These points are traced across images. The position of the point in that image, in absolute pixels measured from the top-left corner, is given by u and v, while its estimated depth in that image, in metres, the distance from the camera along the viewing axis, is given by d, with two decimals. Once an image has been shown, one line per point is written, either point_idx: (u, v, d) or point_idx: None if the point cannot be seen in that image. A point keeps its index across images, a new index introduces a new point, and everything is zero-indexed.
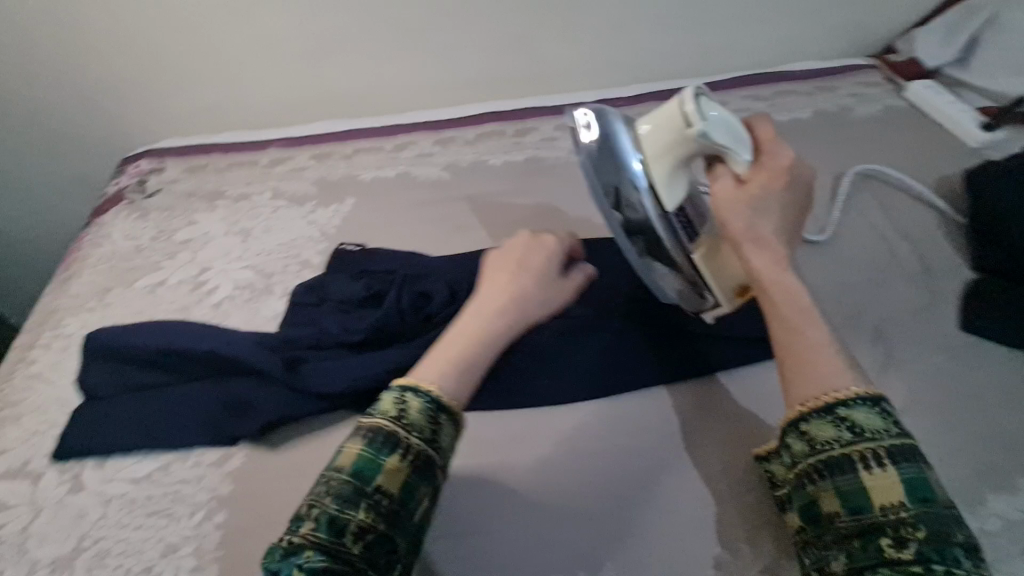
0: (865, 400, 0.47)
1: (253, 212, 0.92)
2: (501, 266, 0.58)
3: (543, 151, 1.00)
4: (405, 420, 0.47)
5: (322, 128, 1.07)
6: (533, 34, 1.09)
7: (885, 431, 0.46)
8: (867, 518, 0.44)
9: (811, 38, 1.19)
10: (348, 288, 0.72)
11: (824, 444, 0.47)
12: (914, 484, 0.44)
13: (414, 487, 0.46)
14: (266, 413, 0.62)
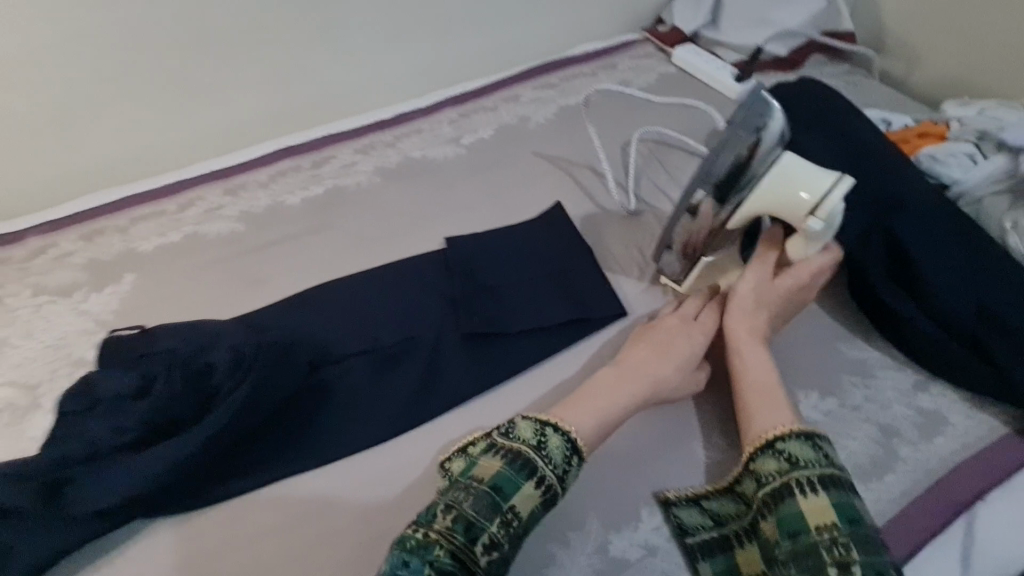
0: (798, 435, 0.54)
1: (8, 317, 0.79)
2: (653, 345, 0.65)
3: (343, 179, 0.95)
4: (543, 456, 0.54)
5: (89, 202, 0.95)
6: (311, 61, 1.05)
7: (817, 461, 0.53)
8: (802, 537, 0.49)
9: (587, 22, 1.26)
10: (110, 378, 0.62)
11: (768, 473, 0.54)
12: (841, 507, 0.49)
13: (536, 518, 0.53)
14: (43, 552, 0.55)
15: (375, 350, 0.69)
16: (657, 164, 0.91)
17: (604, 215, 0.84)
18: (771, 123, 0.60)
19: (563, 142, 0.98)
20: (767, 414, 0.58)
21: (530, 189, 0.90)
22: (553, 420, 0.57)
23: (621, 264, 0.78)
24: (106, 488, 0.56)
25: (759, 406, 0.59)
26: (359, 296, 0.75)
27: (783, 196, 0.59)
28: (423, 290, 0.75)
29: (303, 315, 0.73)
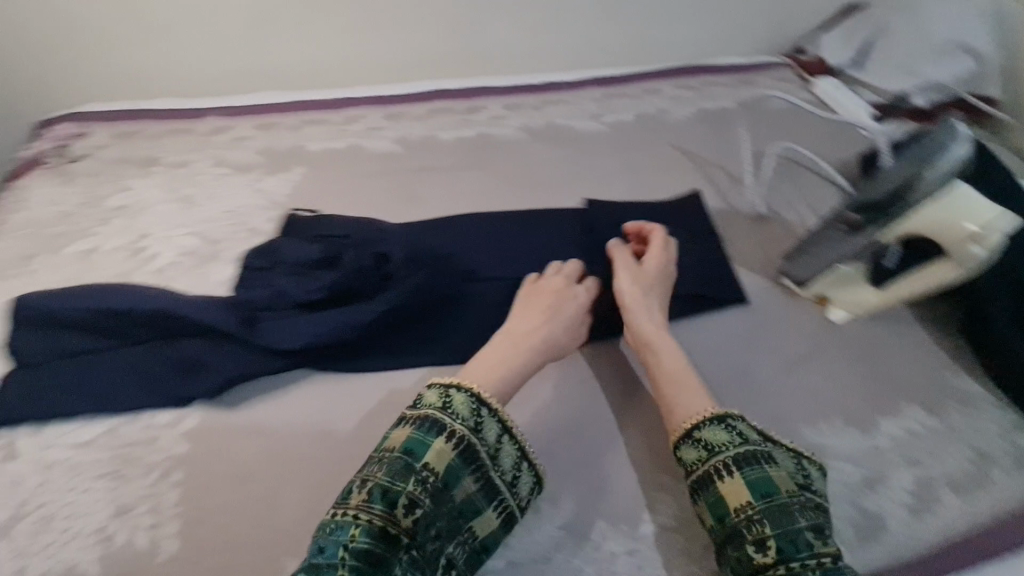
0: (712, 421, 0.58)
1: (194, 178, 0.88)
2: (538, 306, 0.69)
3: (492, 129, 1.03)
4: (453, 411, 0.56)
5: (264, 99, 1.04)
6: (481, 18, 1.13)
7: (730, 443, 0.56)
8: (728, 523, 0.52)
9: (732, 38, 1.31)
10: (299, 247, 0.72)
11: (690, 464, 0.57)
12: (756, 485, 0.53)
13: (456, 470, 0.53)
14: (226, 369, 0.63)
15: (505, 276, 0.76)
16: (785, 179, 0.94)
17: (734, 214, 0.89)
18: (952, 152, 0.63)
19: (700, 141, 1.04)
20: (681, 400, 0.61)
21: (665, 176, 0.97)
22: (456, 380, 0.59)
23: (749, 256, 0.83)
24: (292, 328, 0.65)
25: (670, 392, 0.62)
26: (500, 231, 0.82)
27: (943, 217, 0.63)
28: (558, 240, 0.82)
29: (448, 237, 0.80)
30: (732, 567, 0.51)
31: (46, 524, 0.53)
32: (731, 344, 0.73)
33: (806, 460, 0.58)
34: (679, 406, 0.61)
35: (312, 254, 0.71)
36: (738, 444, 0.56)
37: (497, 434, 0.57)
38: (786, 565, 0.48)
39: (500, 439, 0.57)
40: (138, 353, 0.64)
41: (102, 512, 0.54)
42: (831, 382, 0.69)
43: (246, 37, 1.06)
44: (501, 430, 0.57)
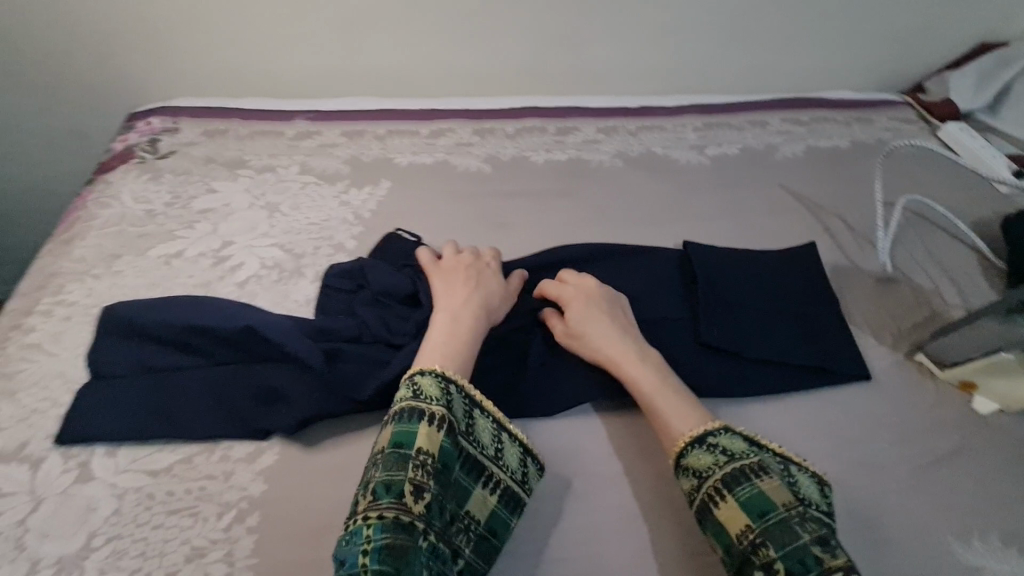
0: (694, 442, 0.53)
1: (280, 185, 0.85)
2: (456, 283, 0.65)
3: (585, 153, 0.97)
4: (422, 394, 0.52)
5: (353, 105, 1.01)
6: (579, 34, 1.07)
7: (715, 464, 0.51)
8: (735, 552, 0.47)
9: (843, 70, 1.21)
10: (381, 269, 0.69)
11: (688, 493, 0.52)
12: (750, 503, 0.48)
13: (449, 449, 0.50)
14: (311, 396, 0.58)
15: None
16: (915, 239, 0.85)
17: (855, 274, 0.81)
18: None
19: (812, 183, 0.95)
20: (659, 400, 0.58)
21: (774, 220, 0.88)
22: (422, 366, 0.55)
23: (876, 325, 0.74)
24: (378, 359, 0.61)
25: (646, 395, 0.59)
26: (597, 271, 0.76)
27: None
28: (657, 282, 0.75)
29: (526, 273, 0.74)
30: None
31: (116, 561, 0.50)
32: (860, 429, 0.65)
33: (793, 466, 0.53)
34: (672, 424, 0.56)
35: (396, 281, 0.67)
36: (724, 462, 0.51)
37: (464, 410, 0.53)
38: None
39: (469, 415, 0.53)
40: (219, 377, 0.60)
41: (174, 555, 0.50)
42: (984, 486, 0.61)
43: (339, 38, 1.03)
44: (469, 406, 0.54)
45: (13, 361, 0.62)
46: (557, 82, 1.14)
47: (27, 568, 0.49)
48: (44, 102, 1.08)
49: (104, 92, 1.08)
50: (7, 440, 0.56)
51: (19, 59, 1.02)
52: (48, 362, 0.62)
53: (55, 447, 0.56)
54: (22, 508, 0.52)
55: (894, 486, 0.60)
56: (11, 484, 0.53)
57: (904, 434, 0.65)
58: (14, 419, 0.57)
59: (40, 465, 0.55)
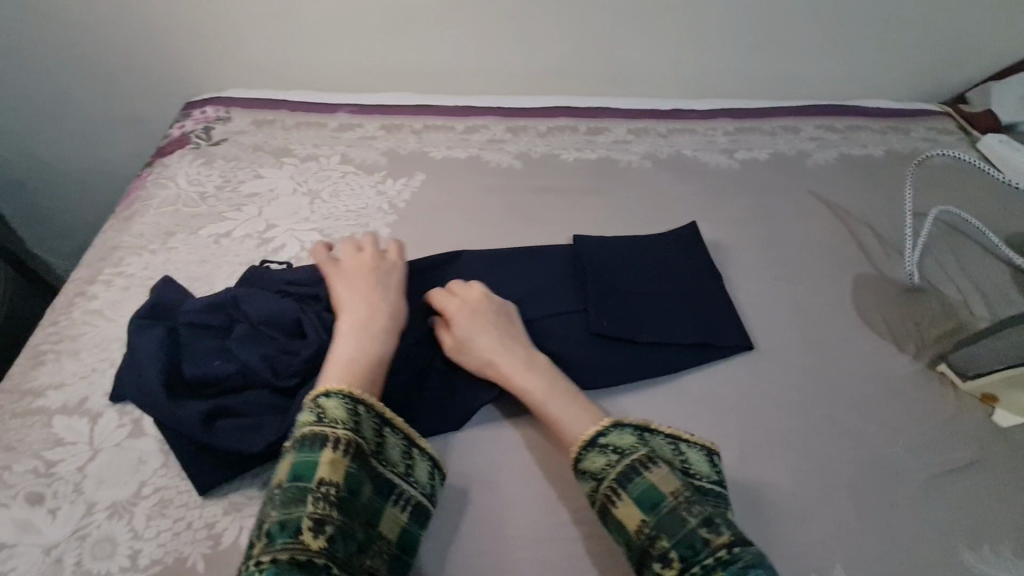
0: (596, 445, 0.54)
1: (321, 174, 0.90)
2: (358, 284, 0.63)
3: (615, 153, 0.99)
4: (325, 417, 0.50)
5: (393, 99, 1.05)
6: (615, 36, 1.09)
7: (611, 466, 0.52)
8: (635, 545, 0.48)
9: (883, 79, 1.20)
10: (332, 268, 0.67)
11: (590, 494, 0.52)
12: (643, 497, 0.49)
13: (355, 473, 0.48)
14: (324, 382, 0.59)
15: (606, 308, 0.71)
16: (946, 250, 0.84)
17: (880, 284, 0.81)
18: None
19: (843, 191, 0.94)
20: (573, 420, 0.57)
21: (802, 226, 0.88)
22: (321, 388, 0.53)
23: (899, 335, 0.75)
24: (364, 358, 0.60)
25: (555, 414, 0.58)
26: (622, 265, 0.77)
27: None
28: (682, 279, 0.77)
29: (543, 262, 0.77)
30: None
31: (161, 509, 0.54)
32: (875, 435, 0.65)
33: (683, 441, 0.55)
34: (571, 429, 0.56)
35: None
36: (617, 460, 0.52)
37: (374, 428, 0.52)
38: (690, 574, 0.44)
39: (378, 433, 0.52)
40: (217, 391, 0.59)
41: (214, 507, 0.55)
42: (997, 498, 0.61)
43: (383, 35, 1.08)
44: (378, 423, 0.53)
45: (77, 325, 0.67)
46: (591, 82, 1.16)
47: (84, 509, 0.54)
48: (109, 89, 1.16)
49: (163, 81, 1.15)
50: (70, 395, 0.62)
51: (89, 49, 1.10)
52: (107, 327, 0.68)
53: (111, 404, 0.61)
54: (81, 457, 0.57)
55: (907, 492, 0.61)
56: (73, 434, 0.59)
57: (920, 443, 0.65)
58: (77, 376, 0.63)
59: (98, 419, 0.60)
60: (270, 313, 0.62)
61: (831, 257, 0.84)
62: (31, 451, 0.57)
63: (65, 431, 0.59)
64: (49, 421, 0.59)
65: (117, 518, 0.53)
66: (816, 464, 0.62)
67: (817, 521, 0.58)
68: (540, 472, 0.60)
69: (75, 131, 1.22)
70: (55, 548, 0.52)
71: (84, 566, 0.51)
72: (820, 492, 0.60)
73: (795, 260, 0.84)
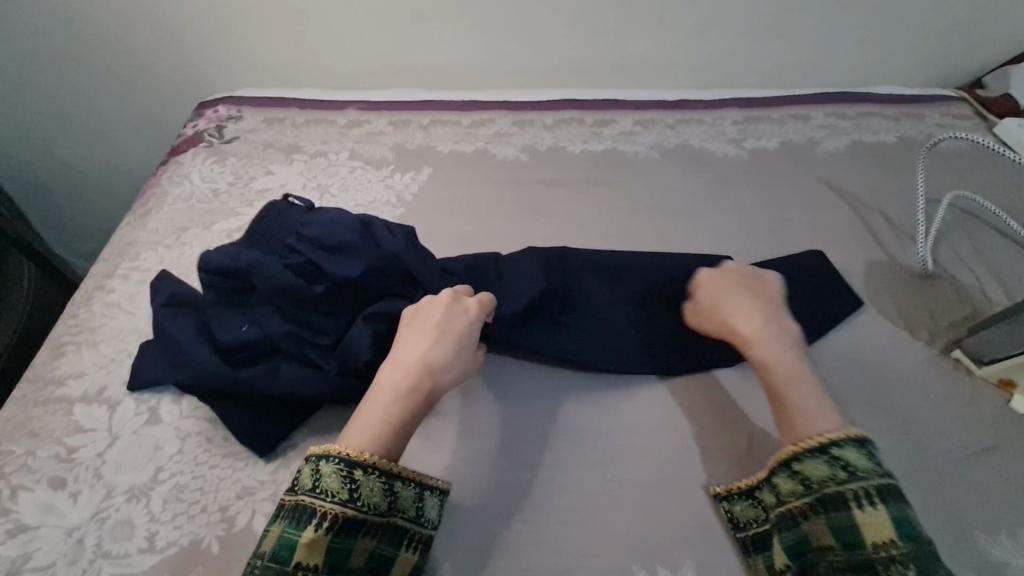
0: (854, 442, 0.51)
1: (330, 169, 0.92)
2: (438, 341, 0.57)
3: (621, 145, 0.98)
4: (321, 488, 0.48)
5: (400, 96, 1.07)
6: (620, 28, 1.09)
7: (876, 472, 0.50)
8: (858, 553, 0.47)
9: (895, 66, 1.18)
10: (336, 226, 0.64)
11: (818, 484, 0.51)
12: (899, 521, 0.47)
13: (340, 549, 0.47)
14: (350, 360, 0.59)
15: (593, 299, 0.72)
16: (961, 235, 0.83)
17: (895, 272, 0.79)
18: None
19: (855, 177, 0.93)
20: (807, 415, 0.54)
21: (813, 214, 0.88)
22: (327, 448, 0.50)
23: (911, 320, 0.73)
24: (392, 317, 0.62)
25: (794, 406, 0.55)
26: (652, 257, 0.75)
27: None
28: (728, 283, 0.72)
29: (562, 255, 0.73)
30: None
31: (177, 493, 0.56)
32: (886, 422, 0.64)
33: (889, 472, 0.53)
34: (800, 420, 0.54)
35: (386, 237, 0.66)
36: (880, 472, 0.50)
37: (378, 491, 0.49)
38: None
39: (386, 492, 0.50)
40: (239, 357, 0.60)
41: (228, 492, 0.56)
42: (1014, 483, 0.60)
43: (390, 32, 1.09)
44: (387, 482, 0.50)
45: (96, 317, 0.70)
46: (597, 76, 1.17)
47: (104, 493, 0.56)
48: (126, 91, 1.19)
49: (179, 85, 1.18)
50: (90, 384, 0.64)
51: (106, 53, 1.13)
52: (125, 319, 0.70)
53: (128, 392, 0.63)
54: (101, 443, 0.59)
55: (921, 481, 0.60)
56: (92, 421, 0.61)
57: (933, 429, 0.64)
58: (96, 366, 0.65)
59: (116, 408, 0.62)
60: (289, 278, 0.61)
61: (841, 245, 0.83)
62: (53, 437, 0.59)
63: (85, 418, 0.61)
64: (70, 409, 0.61)
65: (135, 501, 0.55)
66: None
67: None
68: (541, 457, 0.62)
69: (94, 133, 1.25)
70: (76, 530, 0.53)
71: (104, 547, 0.52)
72: None
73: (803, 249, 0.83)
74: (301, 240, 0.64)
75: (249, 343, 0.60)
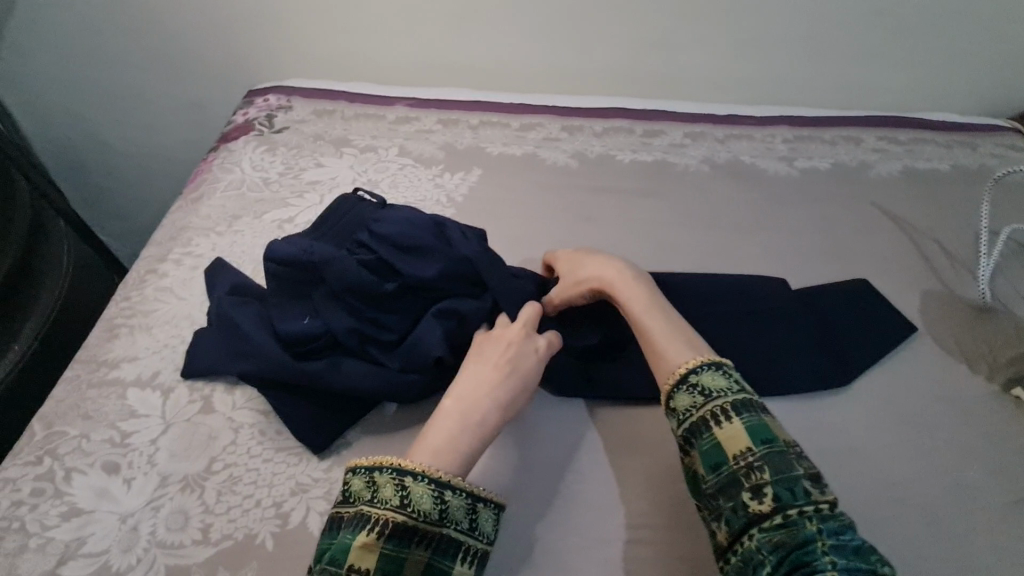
0: (708, 365, 0.54)
1: (380, 164, 0.91)
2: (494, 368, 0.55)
3: (671, 157, 0.98)
4: (376, 496, 0.48)
5: (449, 95, 1.06)
6: (674, 39, 1.08)
7: (728, 389, 0.52)
8: (724, 470, 0.48)
9: (947, 93, 1.16)
10: (407, 224, 0.63)
11: (685, 412, 0.52)
12: (755, 430, 0.49)
13: (391, 557, 0.45)
14: (417, 357, 0.58)
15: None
16: (1019, 270, 0.82)
17: (951, 304, 0.78)
18: None
19: (908, 204, 0.92)
20: (669, 346, 0.57)
21: (866, 238, 0.86)
22: (381, 458, 0.50)
23: (969, 354, 0.72)
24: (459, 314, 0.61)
25: (659, 339, 0.57)
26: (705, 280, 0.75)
27: None
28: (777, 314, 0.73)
29: None
30: (726, 519, 0.47)
31: (231, 485, 0.55)
32: (945, 456, 0.63)
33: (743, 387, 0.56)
34: (666, 354, 0.56)
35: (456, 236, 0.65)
36: (734, 388, 0.52)
37: (429, 498, 0.48)
38: (784, 513, 0.45)
39: (438, 499, 0.48)
40: (300, 348, 0.60)
41: (282, 487, 0.55)
42: None
43: (442, 30, 1.09)
44: (438, 490, 0.48)
45: (149, 301, 0.69)
46: (645, 86, 1.16)
47: (158, 481, 0.55)
48: (173, 74, 1.19)
49: (227, 72, 1.18)
50: (144, 368, 0.63)
51: (157, 35, 1.13)
52: (177, 304, 0.69)
53: (182, 379, 0.62)
54: (154, 430, 0.59)
55: (980, 519, 0.59)
56: (146, 406, 0.60)
57: (993, 467, 0.63)
58: (149, 350, 0.65)
59: (169, 394, 0.61)
60: (358, 274, 0.60)
61: (896, 272, 0.82)
62: (107, 421, 0.59)
63: (139, 404, 0.60)
64: (123, 393, 0.61)
65: (190, 491, 0.55)
66: (884, 486, 0.61)
67: (884, 541, 0.57)
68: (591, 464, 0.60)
69: (136, 113, 1.25)
70: (131, 517, 0.53)
71: (159, 536, 0.52)
72: (884, 509, 0.59)
73: (857, 273, 0.82)
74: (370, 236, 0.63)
75: (310, 335, 0.60)
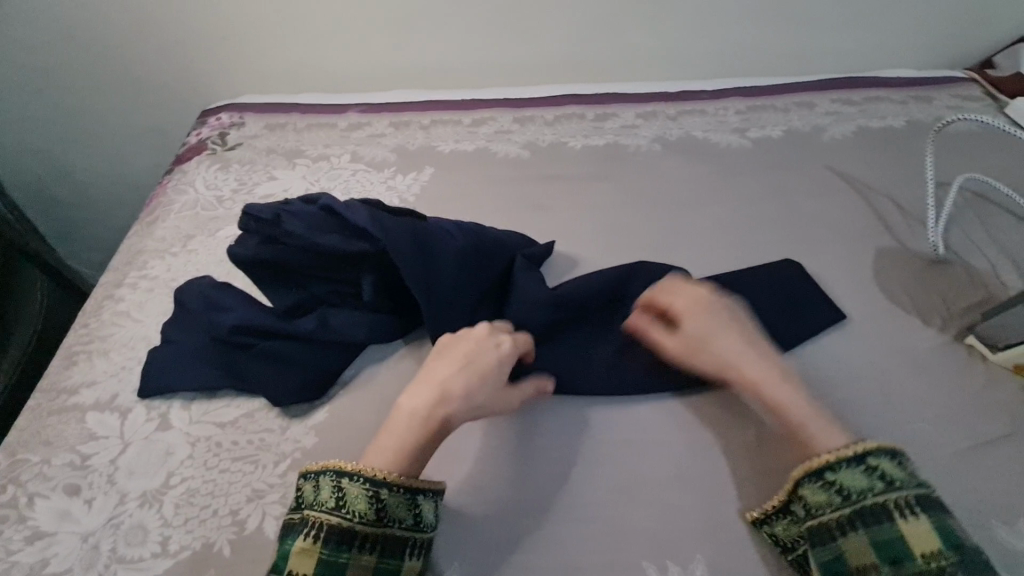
0: (890, 453, 0.50)
1: (332, 172, 0.92)
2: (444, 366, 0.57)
3: (623, 139, 0.98)
4: (316, 500, 0.49)
5: (401, 97, 1.07)
6: (620, 19, 1.08)
7: (910, 481, 0.49)
8: (909, 566, 0.46)
9: (902, 50, 1.16)
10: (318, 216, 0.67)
11: (858, 495, 0.49)
12: (944, 531, 0.47)
13: (330, 559, 0.47)
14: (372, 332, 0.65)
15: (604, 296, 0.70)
16: (973, 222, 0.81)
17: (903, 260, 0.77)
18: None
19: (862, 163, 0.92)
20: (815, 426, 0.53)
21: (818, 202, 0.86)
22: (325, 462, 0.51)
23: (923, 307, 0.72)
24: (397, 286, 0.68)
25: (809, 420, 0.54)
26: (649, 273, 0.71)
27: None
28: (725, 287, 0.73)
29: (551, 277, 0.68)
30: None
31: (189, 498, 0.56)
32: (899, 410, 0.63)
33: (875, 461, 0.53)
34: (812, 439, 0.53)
35: (352, 211, 0.66)
36: (912, 482, 0.49)
37: (365, 498, 0.49)
38: None
39: (375, 499, 0.49)
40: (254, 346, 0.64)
41: (238, 494, 0.56)
42: None
43: (388, 34, 1.10)
44: (372, 490, 0.49)
45: (106, 326, 0.71)
46: (599, 70, 1.16)
47: (117, 499, 0.56)
48: (129, 102, 1.20)
49: (185, 95, 1.20)
50: (102, 392, 0.65)
51: (109, 66, 1.14)
52: (134, 327, 0.71)
53: (139, 399, 0.64)
54: (113, 450, 0.60)
55: (935, 470, 0.59)
56: (105, 428, 0.62)
57: (947, 416, 0.63)
58: (107, 373, 0.66)
59: (127, 415, 0.63)
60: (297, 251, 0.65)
61: (849, 233, 0.82)
62: (67, 445, 0.60)
63: (98, 426, 0.62)
64: (83, 417, 0.62)
65: (148, 506, 0.56)
66: None
67: None
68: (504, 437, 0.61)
69: (100, 145, 1.27)
70: (92, 535, 0.54)
71: (120, 552, 0.53)
72: None
73: (810, 237, 0.82)
74: (282, 233, 0.65)
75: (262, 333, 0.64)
